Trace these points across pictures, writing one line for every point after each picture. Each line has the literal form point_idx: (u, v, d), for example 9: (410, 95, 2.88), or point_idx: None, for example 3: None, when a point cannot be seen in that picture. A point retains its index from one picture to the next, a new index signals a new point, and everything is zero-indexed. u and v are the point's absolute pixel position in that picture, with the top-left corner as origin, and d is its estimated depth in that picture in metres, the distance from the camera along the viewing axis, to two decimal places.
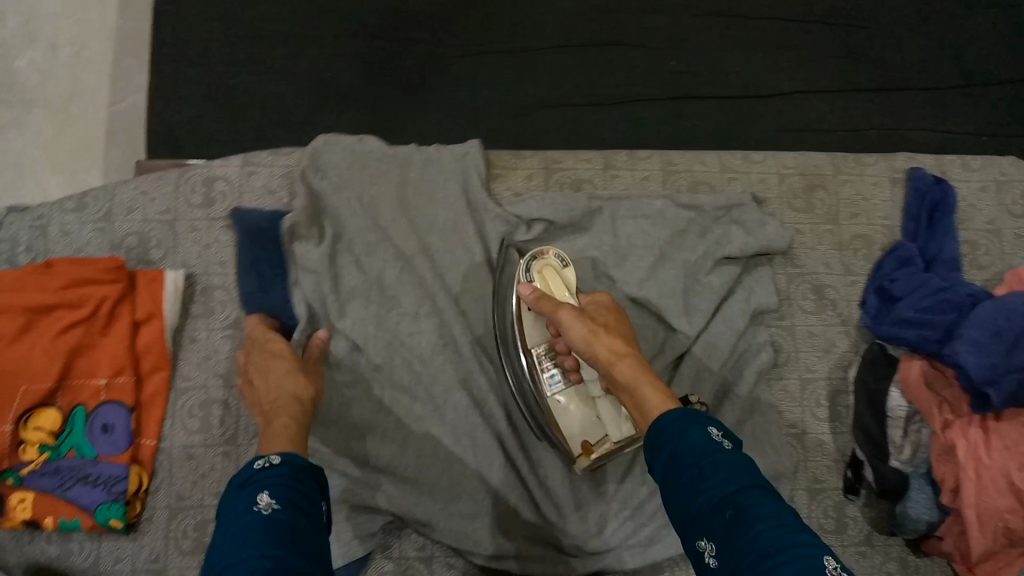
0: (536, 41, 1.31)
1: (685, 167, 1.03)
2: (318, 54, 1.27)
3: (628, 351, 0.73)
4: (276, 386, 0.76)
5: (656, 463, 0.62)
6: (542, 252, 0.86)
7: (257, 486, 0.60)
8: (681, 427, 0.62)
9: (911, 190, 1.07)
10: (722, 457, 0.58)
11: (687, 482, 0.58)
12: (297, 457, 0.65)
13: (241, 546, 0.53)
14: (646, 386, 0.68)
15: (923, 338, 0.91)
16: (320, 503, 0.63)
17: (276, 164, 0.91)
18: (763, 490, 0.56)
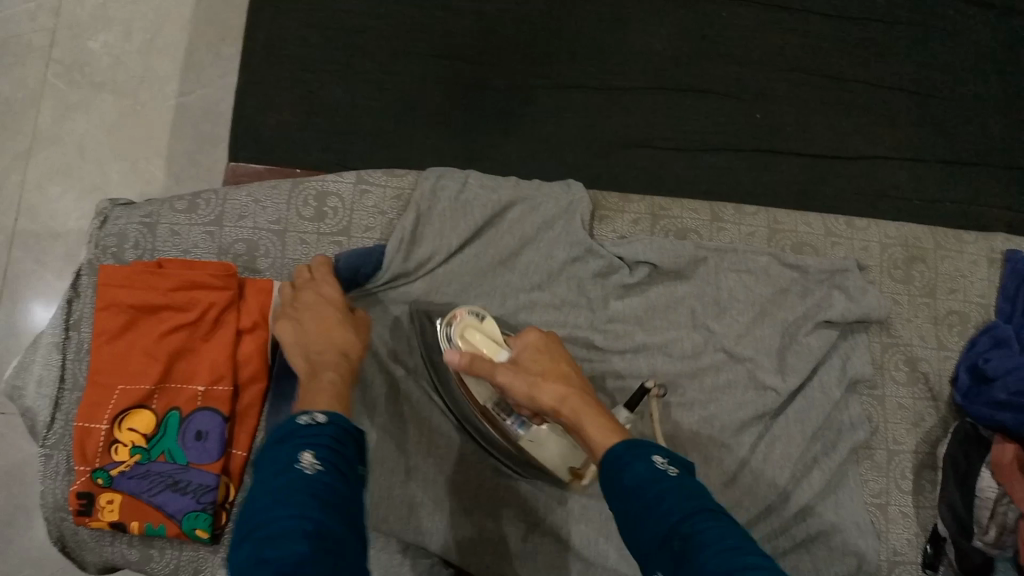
0: (632, 81, 1.30)
1: (790, 226, 0.95)
2: (407, 73, 1.26)
3: (568, 392, 0.71)
4: (324, 336, 0.74)
5: (611, 498, 0.60)
6: (455, 316, 0.79)
7: (301, 442, 0.57)
8: (628, 458, 0.60)
9: (1007, 272, 0.96)
10: (666, 483, 0.56)
11: (638, 516, 0.56)
12: (344, 419, 0.62)
13: (280, 503, 0.51)
14: (591, 426, 0.67)
15: (1020, 422, 0.84)
16: (361, 465, 0.61)
17: (388, 185, 0.91)
18: (708, 514, 0.54)
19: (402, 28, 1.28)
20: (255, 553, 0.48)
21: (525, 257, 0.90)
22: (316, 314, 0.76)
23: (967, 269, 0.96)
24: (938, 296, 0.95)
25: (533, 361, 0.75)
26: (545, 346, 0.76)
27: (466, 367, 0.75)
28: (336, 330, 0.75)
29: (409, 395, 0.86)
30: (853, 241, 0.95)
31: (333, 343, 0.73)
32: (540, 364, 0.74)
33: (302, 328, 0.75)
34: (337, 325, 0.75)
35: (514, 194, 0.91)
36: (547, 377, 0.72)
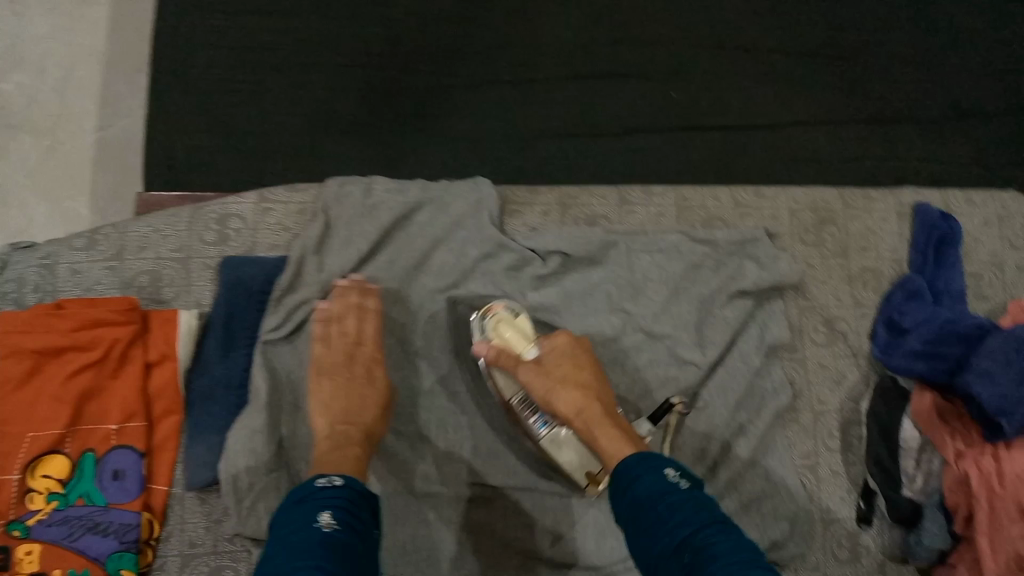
0: (545, 72, 1.30)
1: (699, 202, 0.96)
2: (320, 85, 1.25)
3: (584, 403, 0.77)
4: (354, 405, 0.77)
5: (621, 510, 0.66)
6: (492, 308, 0.84)
7: (320, 504, 0.63)
8: (640, 472, 0.66)
9: (916, 224, 0.97)
10: (676, 498, 0.62)
11: (649, 525, 0.62)
12: (360, 484, 0.68)
13: (298, 560, 0.57)
14: (605, 440, 0.73)
15: (933, 369, 0.86)
16: (374, 526, 0.66)
17: (292, 201, 0.89)
18: (717, 527, 0.60)
19: (307, 42, 1.26)
20: None
21: (436, 258, 0.89)
22: (358, 385, 0.79)
23: (876, 226, 0.97)
24: (850, 255, 0.96)
25: (555, 364, 0.80)
26: (571, 351, 0.81)
27: (496, 362, 0.81)
28: (371, 409, 0.78)
29: None
30: (763, 210, 0.96)
31: (364, 419, 0.77)
32: (564, 369, 0.80)
33: (343, 395, 0.78)
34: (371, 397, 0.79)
35: (419, 196, 0.90)
36: (567, 384, 0.78)
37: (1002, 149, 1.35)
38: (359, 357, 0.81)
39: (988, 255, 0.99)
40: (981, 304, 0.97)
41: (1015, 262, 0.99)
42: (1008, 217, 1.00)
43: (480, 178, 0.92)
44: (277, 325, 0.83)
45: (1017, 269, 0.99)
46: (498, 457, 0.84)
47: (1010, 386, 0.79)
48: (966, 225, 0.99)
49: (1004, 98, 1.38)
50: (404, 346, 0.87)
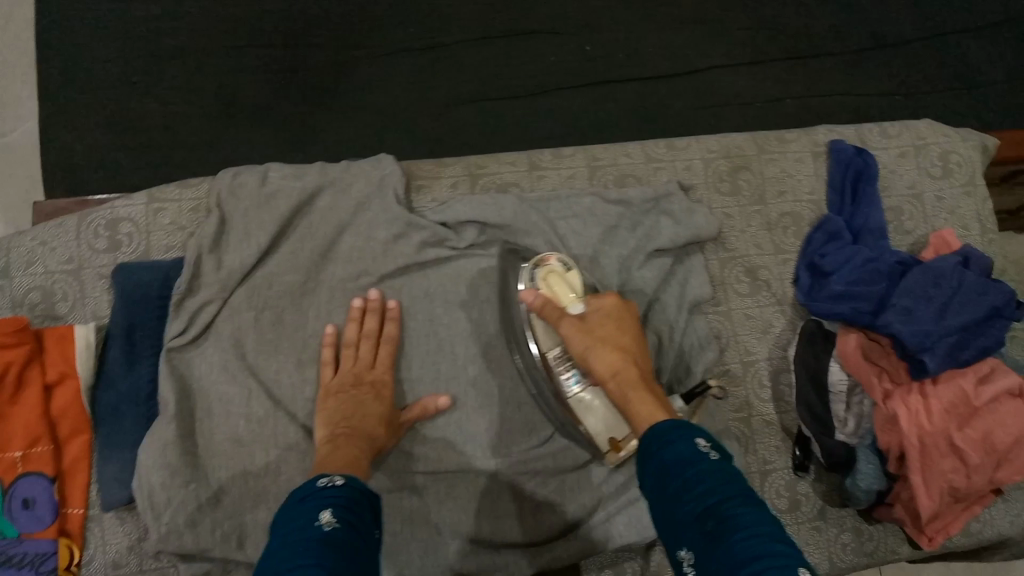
0: (454, 35, 1.25)
1: (610, 160, 0.93)
2: (218, 69, 1.19)
3: (622, 367, 0.70)
4: (358, 420, 0.75)
5: (648, 474, 0.60)
6: (543, 260, 0.80)
7: (320, 501, 0.58)
8: (672, 436, 0.60)
9: (832, 163, 0.95)
10: (705, 466, 0.56)
11: (675, 490, 0.56)
12: (361, 484, 0.62)
13: (293, 555, 0.51)
14: (638, 404, 0.67)
15: (856, 311, 0.85)
16: (376, 528, 0.60)
17: (183, 198, 0.85)
18: (747, 500, 0.53)
19: (203, 23, 1.20)
20: None
21: (343, 245, 0.85)
22: (364, 397, 0.78)
23: (792, 168, 0.96)
24: (768, 201, 0.94)
25: (600, 323, 0.74)
26: (618, 313, 0.75)
27: (539, 311, 0.75)
28: (376, 420, 0.77)
29: (243, 412, 0.80)
30: (676, 162, 0.94)
31: (368, 428, 0.75)
32: (606, 327, 0.73)
33: (349, 407, 0.77)
34: (378, 419, 0.77)
35: (318, 180, 0.86)
36: (607, 344, 0.72)
37: (916, 78, 1.36)
38: (367, 381, 0.79)
39: (906, 186, 0.98)
40: (904, 238, 0.96)
41: (933, 191, 0.98)
42: (924, 146, 0.99)
43: (383, 153, 0.90)
44: (183, 331, 0.80)
45: (936, 198, 0.98)
46: (427, 442, 0.83)
47: (933, 320, 0.80)
48: (884, 158, 0.98)
49: (918, 24, 1.38)
50: (314, 336, 0.83)
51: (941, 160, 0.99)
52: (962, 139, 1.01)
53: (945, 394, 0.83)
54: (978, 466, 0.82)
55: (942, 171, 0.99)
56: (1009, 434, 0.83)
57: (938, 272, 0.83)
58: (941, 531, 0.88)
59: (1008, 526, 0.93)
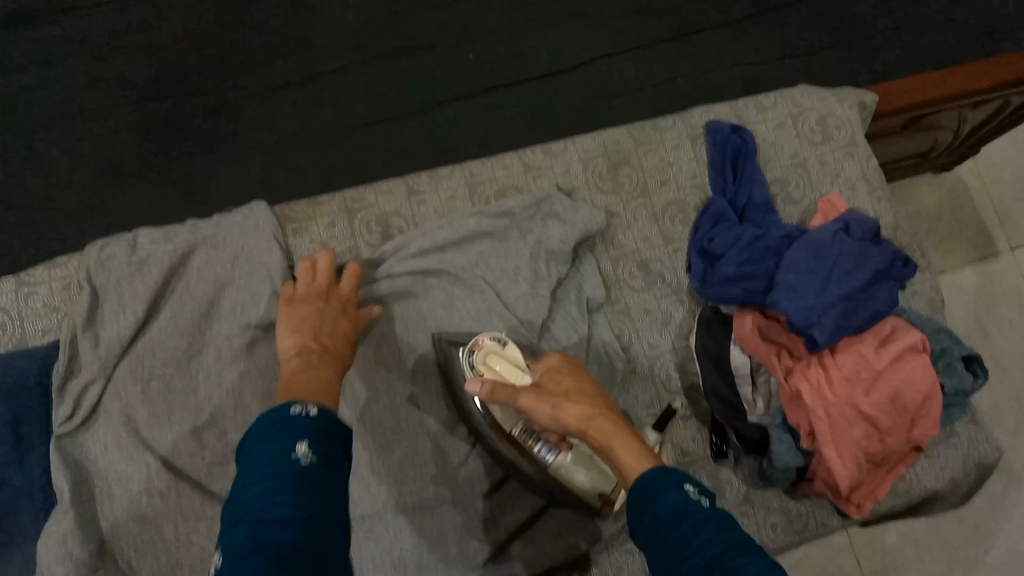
0: (335, 61, 1.23)
1: (488, 175, 0.93)
2: (95, 129, 1.14)
3: (596, 414, 0.63)
4: (327, 334, 0.73)
5: (638, 532, 0.54)
6: (479, 342, 0.77)
7: (297, 431, 0.54)
8: (659, 487, 0.54)
9: (711, 145, 0.96)
10: (702, 517, 0.50)
11: (671, 547, 0.50)
12: (337, 414, 0.58)
13: (266, 496, 0.48)
14: (621, 451, 0.60)
15: (748, 292, 0.86)
16: (349, 457, 0.58)
17: (53, 278, 0.84)
18: (749, 550, 0.48)
19: (75, 86, 1.15)
20: (250, 538, 0.46)
21: (224, 299, 0.84)
22: (330, 319, 0.75)
23: (671, 156, 0.96)
24: (652, 193, 0.94)
25: (556, 384, 0.68)
26: (568, 367, 0.69)
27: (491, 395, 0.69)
28: (341, 342, 0.73)
29: (142, 491, 0.77)
30: (554, 167, 0.94)
31: (337, 349, 0.72)
32: (566, 385, 0.67)
33: (319, 327, 0.73)
34: (343, 334, 0.74)
35: (190, 240, 0.85)
36: (571, 397, 0.65)
37: (804, 39, 1.37)
38: (333, 298, 0.78)
39: (789, 156, 0.98)
40: (794, 209, 0.96)
41: (816, 158, 0.98)
42: (800, 114, 1.00)
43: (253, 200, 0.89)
44: (70, 415, 0.78)
45: (819, 164, 0.98)
46: None
47: (818, 293, 0.80)
48: (763, 132, 0.98)
49: None
50: (206, 399, 0.81)
51: (819, 126, 1.00)
52: (837, 101, 1.01)
53: (844, 362, 0.84)
54: (889, 429, 0.83)
55: (821, 136, 0.99)
56: (919, 391, 0.83)
57: (818, 242, 0.83)
58: (868, 496, 0.88)
59: (932, 478, 0.94)
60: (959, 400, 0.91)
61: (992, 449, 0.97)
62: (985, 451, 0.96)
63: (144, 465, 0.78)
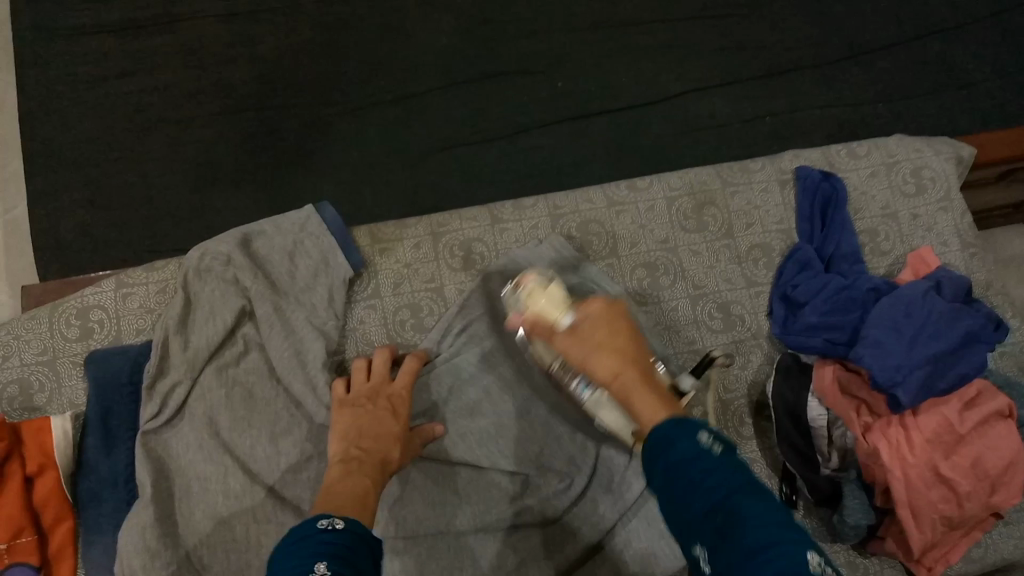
0: (427, 83, 1.25)
1: (572, 207, 0.94)
2: (195, 135, 1.19)
3: (621, 365, 0.61)
4: (372, 436, 0.74)
5: (648, 478, 0.54)
6: (522, 279, 0.74)
7: (318, 552, 0.52)
8: (669, 435, 0.53)
9: (800, 190, 0.95)
10: (711, 462, 0.50)
11: (675, 492, 0.50)
12: (363, 527, 0.57)
13: None
14: (640, 408, 0.59)
15: (831, 343, 0.85)
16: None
17: (151, 280, 0.87)
18: (753, 493, 0.48)
19: (179, 93, 1.20)
20: None
21: (307, 311, 0.86)
22: (372, 423, 0.75)
23: (758, 199, 0.95)
24: (735, 234, 0.94)
25: (591, 324, 0.65)
26: (608, 314, 0.65)
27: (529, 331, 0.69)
28: (385, 445, 0.74)
29: (221, 490, 0.80)
30: (638, 204, 0.94)
31: (378, 451, 0.73)
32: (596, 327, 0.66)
33: (364, 432, 0.74)
34: (391, 438, 0.75)
35: (281, 250, 0.87)
36: (605, 343, 0.63)
37: (898, 85, 1.34)
38: (383, 395, 0.79)
39: (880, 206, 0.96)
40: (882, 260, 0.94)
41: (908, 210, 0.96)
42: (895, 164, 0.98)
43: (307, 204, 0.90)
44: (157, 412, 0.81)
45: (911, 217, 0.96)
46: None
47: (903, 353, 0.78)
48: (854, 181, 0.96)
49: (896, 31, 1.36)
50: (285, 405, 0.84)
51: (914, 177, 0.97)
52: (934, 153, 0.99)
53: (927, 423, 0.81)
54: (970, 494, 0.80)
55: (915, 187, 0.97)
56: (1002, 458, 0.81)
57: (908, 300, 0.81)
58: (940, 560, 0.85)
59: (1012, 550, 0.90)
60: None
61: None
62: None
63: (224, 466, 0.80)
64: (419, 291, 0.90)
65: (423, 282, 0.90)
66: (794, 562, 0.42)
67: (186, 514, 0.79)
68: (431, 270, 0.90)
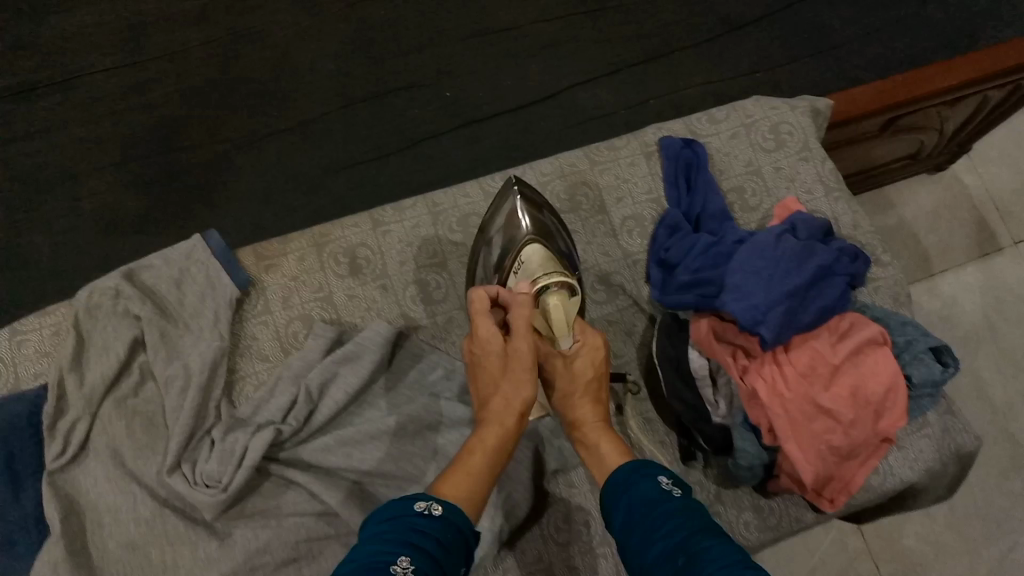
0: (318, 109, 1.29)
1: (450, 203, 0.98)
2: (95, 186, 1.21)
3: (597, 413, 0.78)
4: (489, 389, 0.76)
5: (616, 519, 0.66)
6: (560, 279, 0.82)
7: (405, 540, 0.57)
8: (636, 480, 0.67)
9: (664, 159, 0.99)
10: (673, 506, 0.62)
11: (645, 532, 0.61)
12: (454, 518, 0.62)
13: None
14: (608, 447, 0.74)
15: (703, 297, 0.88)
16: (459, 569, 0.60)
17: (43, 324, 0.89)
18: (708, 534, 0.58)
19: (75, 148, 1.22)
20: None
21: (195, 335, 0.88)
22: (494, 367, 0.76)
23: (627, 172, 0.99)
24: (609, 208, 0.98)
25: (580, 364, 0.79)
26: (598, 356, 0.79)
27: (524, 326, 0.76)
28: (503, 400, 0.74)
29: (134, 516, 0.81)
30: None
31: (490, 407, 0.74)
32: (583, 365, 0.79)
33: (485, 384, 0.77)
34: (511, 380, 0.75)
35: (169, 279, 0.90)
36: (586, 389, 0.79)
37: (773, 54, 1.40)
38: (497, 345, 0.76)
39: (744, 165, 1.01)
40: (751, 215, 0.98)
41: (770, 164, 1.01)
42: (754, 123, 1.03)
43: (193, 234, 0.93)
44: (61, 452, 0.83)
45: (774, 170, 1.01)
46: (318, 508, 0.85)
47: (761, 293, 0.82)
48: (716, 144, 1.01)
49: (764, 4, 1.42)
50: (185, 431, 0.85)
51: (772, 133, 1.02)
52: (789, 108, 1.04)
53: (798, 358, 0.85)
54: (853, 421, 0.83)
55: (775, 142, 1.02)
56: (881, 383, 0.84)
57: (762, 244, 0.85)
58: (841, 491, 0.88)
59: (909, 471, 0.94)
60: (927, 390, 0.91)
61: (970, 439, 0.97)
62: (963, 441, 0.97)
63: (133, 493, 0.82)
64: (309, 302, 0.92)
65: (312, 292, 0.93)
66: None
67: (101, 546, 0.81)
68: (318, 279, 0.93)
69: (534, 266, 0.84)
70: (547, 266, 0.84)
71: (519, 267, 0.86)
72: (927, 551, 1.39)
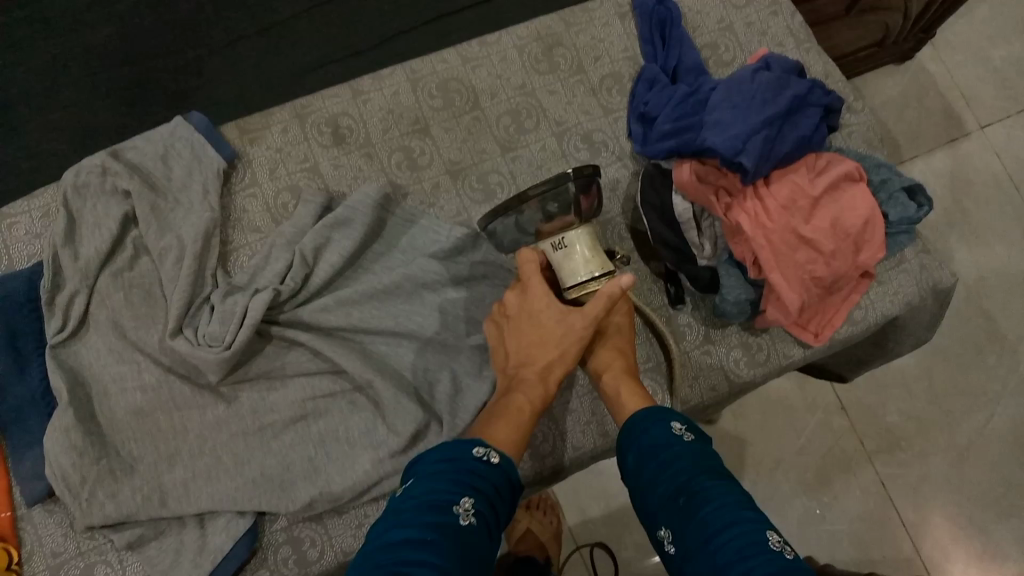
0: (287, 9, 1.26)
1: (428, 70, 0.98)
2: (66, 99, 1.18)
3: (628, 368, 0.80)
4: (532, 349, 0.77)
5: (627, 460, 0.68)
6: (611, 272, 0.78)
7: (467, 481, 0.59)
8: (648, 424, 0.68)
9: (637, 18, 1.01)
10: (680, 450, 0.64)
11: (651, 475, 0.64)
12: (508, 469, 0.64)
13: (418, 522, 0.54)
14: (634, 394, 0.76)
15: (684, 142, 0.90)
16: (504, 516, 0.62)
17: (32, 206, 0.89)
18: (711, 475, 0.61)
19: (43, 61, 1.18)
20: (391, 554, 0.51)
21: (185, 209, 0.89)
22: (538, 330, 0.77)
23: (602, 34, 1.02)
24: (587, 69, 1.00)
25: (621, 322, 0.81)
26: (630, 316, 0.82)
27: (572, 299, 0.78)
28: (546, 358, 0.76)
29: (141, 383, 0.83)
30: (491, 56, 1.00)
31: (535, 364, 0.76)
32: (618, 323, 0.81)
33: (525, 344, 0.78)
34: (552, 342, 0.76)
35: (155, 155, 0.90)
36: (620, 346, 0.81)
37: None
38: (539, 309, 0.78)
39: (716, 21, 1.02)
40: (726, 69, 1.01)
41: (741, 20, 1.03)
42: None
43: (177, 116, 0.93)
44: (62, 326, 0.83)
45: (746, 25, 1.02)
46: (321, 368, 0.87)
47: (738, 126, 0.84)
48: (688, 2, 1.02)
49: None
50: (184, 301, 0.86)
51: None
52: None
53: (778, 192, 0.87)
54: (833, 252, 0.86)
55: None
56: (858, 216, 0.87)
57: (737, 82, 0.88)
58: (824, 325, 0.92)
59: (888, 306, 0.98)
60: (904, 228, 0.94)
61: (947, 276, 1.00)
62: (940, 278, 1.00)
63: (140, 363, 0.84)
64: (296, 173, 0.94)
65: (298, 164, 0.94)
66: (747, 538, 0.54)
67: (112, 414, 0.82)
68: (302, 150, 0.94)
69: (578, 263, 0.77)
70: (594, 268, 0.77)
71: (560, 246, 0.78)
72: (909, 426, 1.41)
